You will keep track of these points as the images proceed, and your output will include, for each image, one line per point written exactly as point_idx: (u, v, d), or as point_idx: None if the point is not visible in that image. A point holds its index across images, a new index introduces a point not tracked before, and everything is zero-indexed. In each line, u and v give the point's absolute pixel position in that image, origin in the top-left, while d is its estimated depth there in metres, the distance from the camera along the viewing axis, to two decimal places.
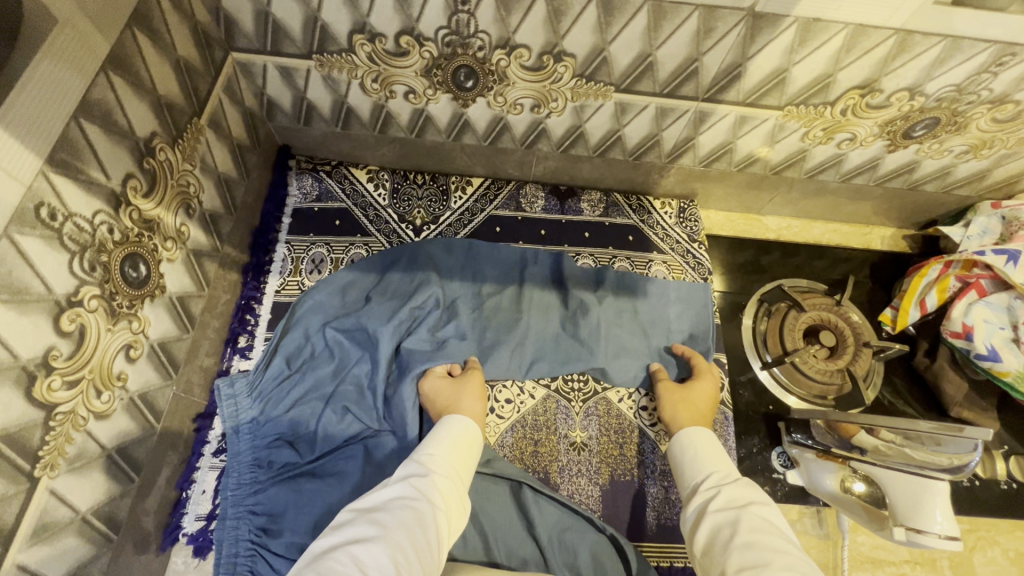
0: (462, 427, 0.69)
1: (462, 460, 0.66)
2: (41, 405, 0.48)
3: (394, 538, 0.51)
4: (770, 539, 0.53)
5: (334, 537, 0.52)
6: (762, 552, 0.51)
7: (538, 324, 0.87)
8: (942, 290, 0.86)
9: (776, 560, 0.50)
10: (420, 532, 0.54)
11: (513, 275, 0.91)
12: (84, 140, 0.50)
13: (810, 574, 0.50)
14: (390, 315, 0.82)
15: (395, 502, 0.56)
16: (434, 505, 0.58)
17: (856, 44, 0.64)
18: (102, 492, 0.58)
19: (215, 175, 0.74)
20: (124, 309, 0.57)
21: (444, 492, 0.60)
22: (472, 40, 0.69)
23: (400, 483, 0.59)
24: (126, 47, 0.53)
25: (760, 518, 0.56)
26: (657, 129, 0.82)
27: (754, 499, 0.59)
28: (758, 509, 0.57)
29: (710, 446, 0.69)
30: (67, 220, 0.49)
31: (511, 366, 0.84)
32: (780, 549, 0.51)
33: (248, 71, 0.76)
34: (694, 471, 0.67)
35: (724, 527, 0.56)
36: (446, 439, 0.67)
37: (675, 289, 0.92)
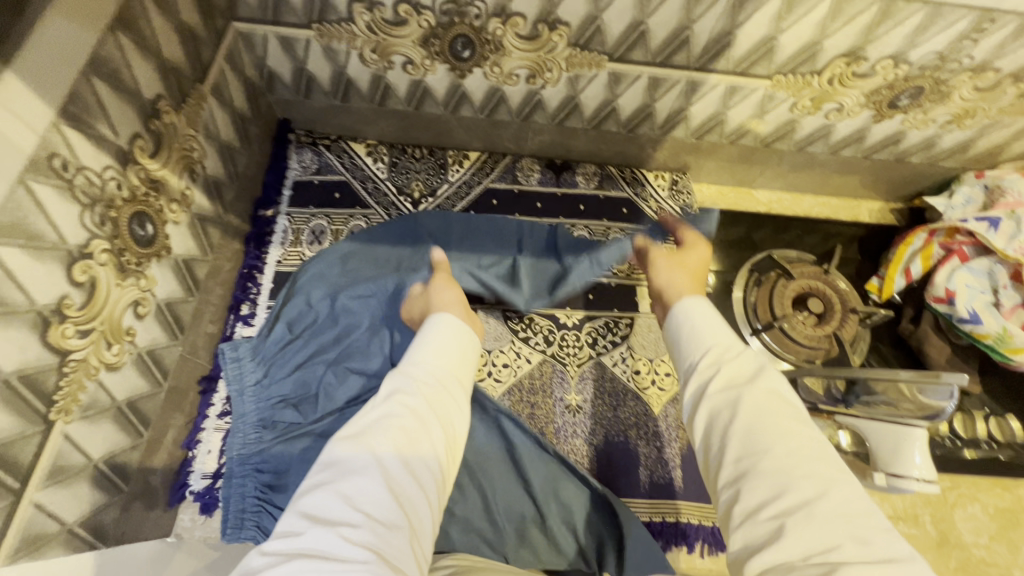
0: (444, 330, 0.62)
1: (454, 363, 0.60)
2: (56, 350, 0.50)
3: (387, 470, 0.48)
4: (774, 416, 0.46)
5: (321, 470, 0.48)
6: (761, 435, 0.45)
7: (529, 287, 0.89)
8: (927, 258, 0.89)
9: (778, 444, 0.44)
10: (416, 455, 0.50)
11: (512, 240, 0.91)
12: (94, 96, 0.51)
13: (817, 454, 0.44)
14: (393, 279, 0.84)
15: (382, 423, 0.51)
16: (430, 420, 0.53)
17: (841, 11, 0.67)
18: (113, 442, 0.60)
19: (218, 143, 0.76)
20: (132, 266, 0.59)
21: (439, 406, 0.55)
22: (468, 8, 0.70)
23: (386, 400, 0.54)
24: (133, 7, 0.55)
25: (766, 394, 0.48)
26: (650, 101, 0.84)
27: (757, 371, 0.50)
28: (764, 383, 0.49)
29: (708, 314, 0.57)
30: (78, 172, 0.50)
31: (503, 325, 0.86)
32: (785, 431, 0.45)
33: (249, 42, 0.78)
34: (689, 346, 0.55)
35: (723, 409, 0.48)
36: (434, 345, 0.60)
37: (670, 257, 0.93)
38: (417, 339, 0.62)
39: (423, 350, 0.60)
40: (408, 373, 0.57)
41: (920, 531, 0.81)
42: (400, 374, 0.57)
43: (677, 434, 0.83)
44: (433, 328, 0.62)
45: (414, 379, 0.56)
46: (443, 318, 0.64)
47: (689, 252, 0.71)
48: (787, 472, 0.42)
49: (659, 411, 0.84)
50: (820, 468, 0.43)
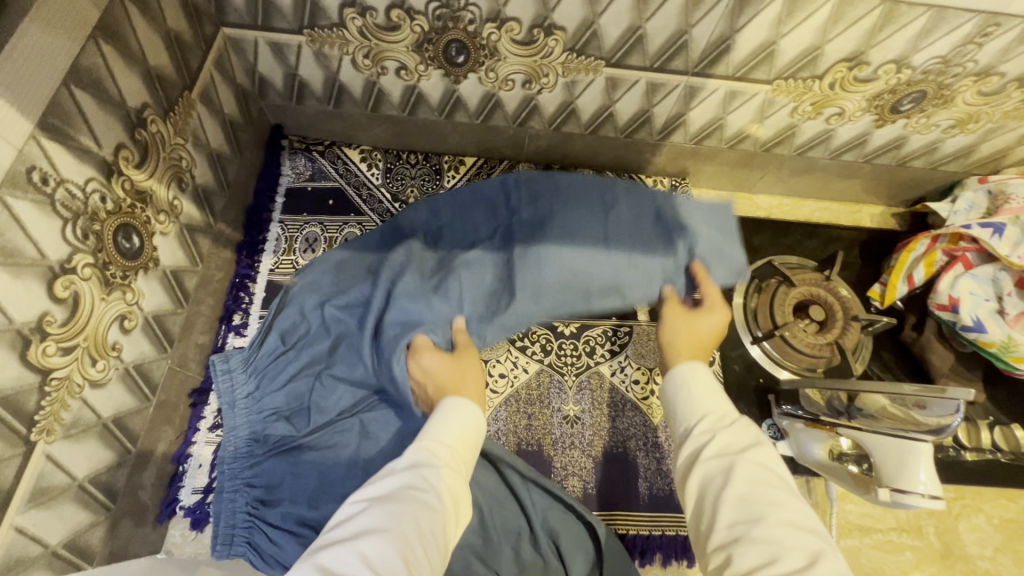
0: (460, 411, 0.65)
1: (465, 444, 0.63)
2: (37, 369, 0.48)
3: (400, 530, 0.49)
4: (767, 488, 0.52)
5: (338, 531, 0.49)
6: (756, 506, 0.50)
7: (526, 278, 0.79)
8: (930, 264, 0.87)
9: (770, 514, 0.49)
10: (429, 525, 0.51)
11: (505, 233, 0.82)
12: (75, 107, 0.50)
13: (805, 524, 0.49)
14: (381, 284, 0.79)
15: (399, 493, 0.53)
16: (443, 498, 0.55)
17: (843, 15, 0.65)
18: (99, 460, 0.58)
19: (207, 151, 0.74)
20: (118, 280, 0.57)
21: (451, 485, 0.57)
22: (462, 13, 0.69)
23: (403, 471, 0.56)
24: (116, 15, 0.54)
25: (756, 465, 0.54)
26: (648, 106, 0.83)
27: (751, 442, 0.56)
28: (755, 455, 0.55)
29: (707, 382, 0.65)
30: (59, 185, 0.49)
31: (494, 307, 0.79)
32: (775, 501, 0.50)
33: (239, 47, 0.76)
34: (684, 412, 0.63)
35: (716, 478, 0.54)
36: (450, 421, 0.64)
37: None
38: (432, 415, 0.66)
39: (437, 425, 0.63)
40: (422, 449, 0.60)
41: (923, 542, 0.80)
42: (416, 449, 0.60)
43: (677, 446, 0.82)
44: (447, 406, 0.66)
45: (430, 453, 0.59)
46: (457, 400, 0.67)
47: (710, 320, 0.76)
48: (779, 540, 0.47)
49: (658, 422, 0.83)
50: (806, 536, 0.48)
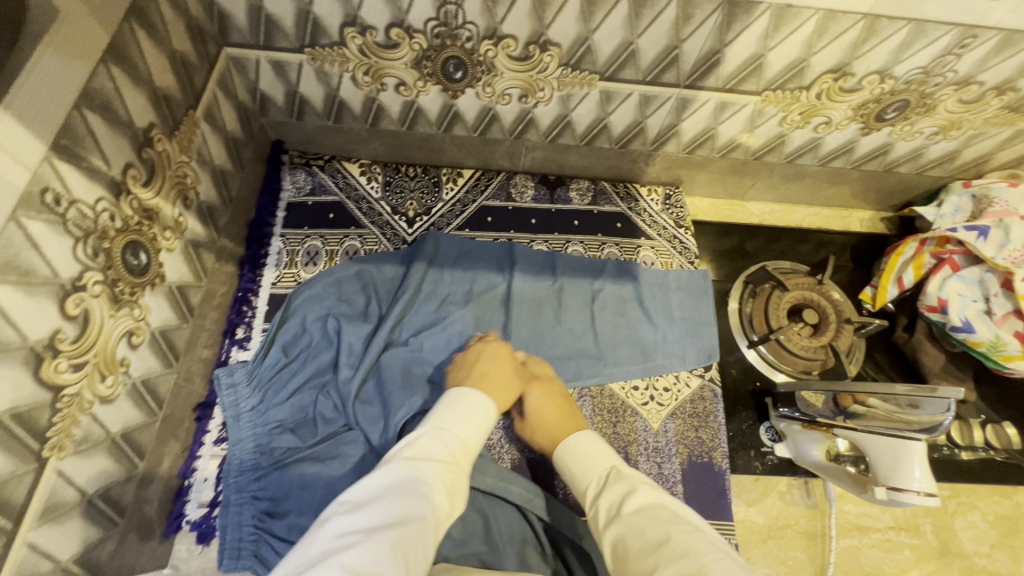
0: (478, 404, 0.69)
1: (470, 439, 0.66)
2: (49, 386, 0.49)
3: (407, 528, 0.52)
4: (648, 527, 0.54)
5: (352, 519, 0.51)
6: (645, 555, 0.52)
7: (520, 337, 0.88)
8: (918, 267, 0.89)
9: (660, 554, 0.51)
10: (430, 522, 0.54)
11: (503, 294, 0.91)
12: (86, 129, 0.51)
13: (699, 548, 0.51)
14: (386, 328, 0.84)
15: (408, 485, 0.56)
16: (444, 494, 0.58)
17: (827, 29, 0.68)
18: (108, 475, 0.59)
19: (211, 168, 0.75)
20: (126, 296, 0.58)
21: (452, 481, 0.60)
22: (460, 31, 0.71)
23: (411, 462, 0.59)
24: (124, 38, 0.55)
25: (639, 511, 0.57)
26: (641, 117, 0.85)
27: (629, 488, 0.60)
28: (632, 502, 0.58)
29: (585, 443, 0.69)
30: (71, 206, 0.50)
31: None
32: (660, 537, 0.53)
33: (241, 66, 0.78)
34: (579, 486, 0.66)
35: (619, 540, 0.55)
36: (458, 420, 0.67)
37: (675, 279, 0.95)
38: (449, 401, 0.70)
39: (447, 421, 0.66)
40: (430, 441, 0.63)
41: (921, 540, 0.82)
42: (425, 440, 0.63)
43: (678, 449, 0.82)
44: (461, 402, 0.69)
45: (438, 448, 0.63)
46: (474, 390, 0.71)
47: (536, 409, 0.76)
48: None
49: (659, 426, 0.83)
50: (691, 560, 0.49)
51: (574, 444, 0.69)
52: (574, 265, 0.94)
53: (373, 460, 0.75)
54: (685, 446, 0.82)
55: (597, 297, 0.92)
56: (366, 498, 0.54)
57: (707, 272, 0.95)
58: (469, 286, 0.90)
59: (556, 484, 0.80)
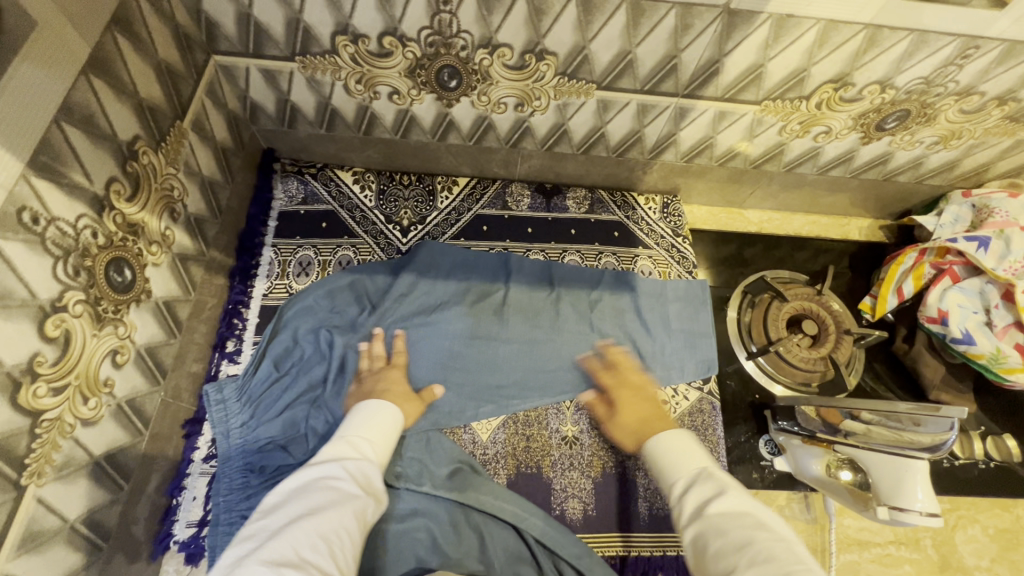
0: (382, 410, 0.71)
1: (383, 435, 0.68)
2: (27, 412, 0.47)
3: (319, 520, 0.53)
4: (734, 527, 0.51)
5: (265, 525, 0.53)
6: (727, 556, 0.49)
7: (515, 349, 0.87)
8: (918, 277, 0.89)
9: (739, 560, 0.48)
10: (345, 511, 0.56)
11: (498, 304, 0.89)
12: (66, 144, 0.49)
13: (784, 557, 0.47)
14: (374, 339, 0.82)
15: (315, 484, 0.58)
16: (360, 485, 0.60)
17: (828, 40, 0.67)
18: (92, 499, 0.57)
19: (199, 179, 0.73)
20: (110, 315, 0.57)
21: (369, 473, 0.62)
22: (455, 40, 0.69)
23: (318, 463, 0.61)
24: (106, 49, 0.53)
25: (723, 514, 0.53)
26: (639, 126, 0.84)
27: (719, 489, 0.56)
28: (720, 502, 0.54)
29: (679, 436, 0.65)
30: (50, 224, 0.48)
31: (482, 392, 0.83)
32: (745, 543, 0.49)
33: (230, 75, 0.76)
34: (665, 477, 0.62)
35: (700, 537, 0.53)
36: (367, 421, 0.68)
37: (673, 289, 0.93)
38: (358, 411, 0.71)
39: (353, 425, 0.68)
40: (338, 447, 0.64)
41: (922, 554, 0.81)
42: (333, 445, 0.65)
43: None
44: (365, 407, 0.71)
45: (347, 448, 0.64)
46: (382, 399, 0.73)
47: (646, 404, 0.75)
48: None
49: None
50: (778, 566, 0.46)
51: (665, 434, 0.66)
52: (571, 275, 0.93)
53: None
54: None
55: (595, 307, 0.91)
56: (278, 503, 0.56)
57: (705, 282, 0.94)
58: (461, 296, 0.89)
59: (553, 500, 0.78)
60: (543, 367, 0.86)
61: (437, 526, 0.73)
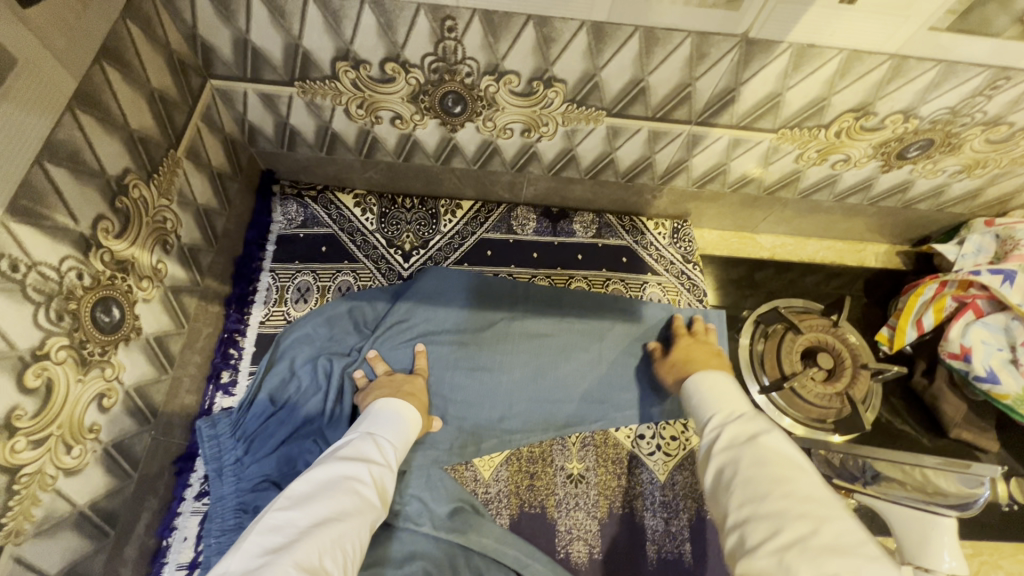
0: (407, 414, 0.70)
1: (405, 443, 0.68)
2: (4, 469, 0.45)
3: (342, 529, 0.53)
4: (773, 464, 0.49)
5: (293, 518, 0.52)
6: (759, 487, 0.48)
7: (520, 379, 0.84)
8: (939, 310, 0.85)
9: (774, 489, 0.47)
10: (363, 522, 0.56)
11: (503, 331, 0.86)
12: (49, 186, 0.47)
13: (817, 500, 0.46)
14: (370, 367, 0.80)
15: (340, 485, 0.57)
16: (378, 495, 0.60)
17: (851, 69, 0.64)
18: (74, 551, 0.54)
19: (195, 207, 0.71)
20: (95, 357, 0.54)
21: (386, 483, 0.62)
22: (460, 67, 0.67)
23: (343, 462, 0.60)
24: (94, 82, 0.51)
25: (763, 450, 0.51)
26: (650, 152, 0.81)
27: (765, 428, 0.54)
28: (764, 440, 0.53)
29: (723, 385, 0.64)
30: (30, 269, 0.46)
31: (484, 423, 0.80)
32: (782, 477, 0.48)
33: (228, 99, 0.74)
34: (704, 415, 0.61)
35: (724, 469, 0.53)
36: (393, 425, 0.68)
37: (688, 316, 0.89)
38: (382, 409, 0.70)
39: (378, 425, 0.67)
40: (363, 447, 0.63)
41: None
42: (357, 443, 0.64)
43: (685, 504, 0.79)
44: (390, 406, 0.70)
45: (372, 450, 0.64)
46: (403, 398, 0.72)
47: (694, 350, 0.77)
48: (781, 513, 0.45)
49: (666, 479, 0.80)
50: (814, 508, 0.45)
51: (702, 374, 0.67)
52: (580, 301, 0.89)
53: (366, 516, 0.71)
54: (693, 500, 0.79)
55: (605, 335, 0.87)
56: (304, 497, 0.54)
57: (721, 313, 0.89)
58: (463, 323, 0.86)
59: (557, 543, 0.75)
60: (548, 400, 0.83)
61: (434, 566, 0.70)
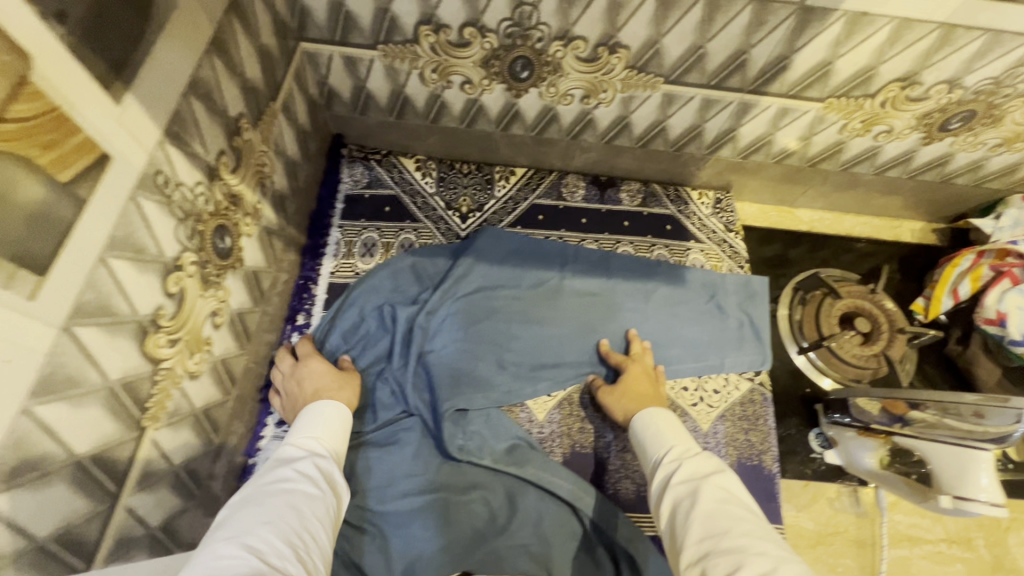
0: (328, 409, 0.66)
1: (332, 438, 0.63)
2: (149, 358, 0.51)
3: (278, 523, 0.46)
4: (735, 502, 0.50)
5: (211, 544, 0.44)
6: (722, 519, 0.48)
7: (569, 334, 0.89)
8: (975, 279, 0.89)
9: (735, 527, 0.47)
10: (307, 513, 0.49)
11: (555, 289, 0.92)
12: (191, 116, 0.54)
13: (772, 540, 0.47)
14: (432, 315, 0.86)
15: (264, 493, 0.50)
16: (318, 485, 0.54)
17: (900, 37, 0.68)
18: (190, 448, 0.61)
19: (284, 158, 0.78)
20: (213, 278, 0.61)
21: (326, 472, 0.56)
22: (532, 32, 0.73)
23: (263, 474, 0.53)
24: (225, 31, 0.58)
25: (720, 487, 0.52)
26: (701, 121, 0.86)
27: (716, 465, 0.56)
28: (721, 478, 0.54)
29: (670, 420, 0.67)
30: (177, 189, 0.53)
31: (536, 370, 0.86)
32: (739, 516, 0.48)
33: (314, 61, 0.81)
34: (656, 444, 0.64)
35: (683, 499, 0.53)
36: (315, 422, 0.63)
37: (732, 281, 0.95)
38: (301, 418, 0.65)
39: (299, 431, 0.62)
40: (285, 453, 0.57)
41: (974, 554, 0.80)
42: (277, 454, 0.57)
43: (727, 450, 0.83)
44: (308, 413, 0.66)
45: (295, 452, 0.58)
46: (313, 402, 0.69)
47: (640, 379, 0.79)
48: (742, 549, 0.45)
49: (708, 428, 0.84)
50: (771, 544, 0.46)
51: (653, 410, 0.69)
52: (626, 265, 0.95)
53: (431, 447, 0.78)
54: (734, 448, 0.83)
55: (649, 297, 0.93)
56: (223, 519, 0.47)
57: (764, 279, 0.95)
58: (516, 281, 0.92)
59: (606, 480, 0.81)
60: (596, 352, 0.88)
61: (494, 497, 0.76)
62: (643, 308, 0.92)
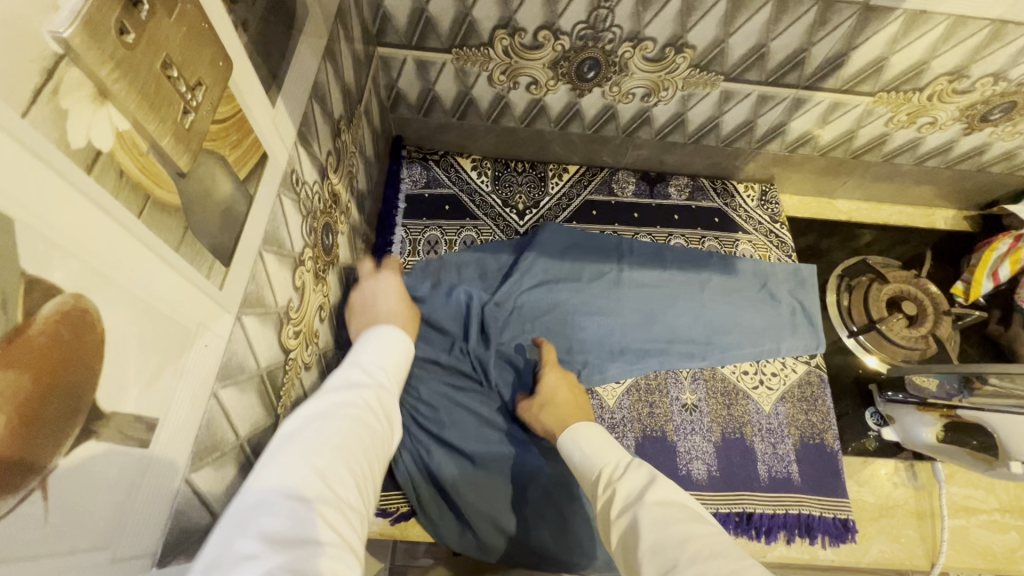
0: (392, 339, 0.63)
1: (394, 369, 0.60)
2: (283, 349, 0.54)
3: (346, 454, 0.44)
4: (676, 519, 0.44)
5: (280, 452, 0.41)
6: (668, 548, 0.42)
7: (632, 323, 0.92)
8: (1015, 261, 0.94)
9: (683, 551, 0.41)
10: (369, 445, 0.47)
11: (615, 280, 0.95)
12: (313, 118, 0.57)
13: (724, 548, 0.41)
14: (501, 306, 0.89)
15: (336, 411, 0.48)
16: (378, 416, 0.51)
17: (954, 34, 0.73)
18: None
19: (363, 159, 0.81)
20: (321, 274, 0.64)
21: (385, 404, 0.54)
22: (605, 34, 0.76)
23: (334, 390, 0.51)
24: (334, 38, 0.61)
25: (660, 505, 0.46)
26: (754, 116, 0.90)
27: (648, 478, 0.50)
28: (655, 494, 0.47)
29: (599, 434, 0.61)
30: (303, 189, 0.56)
31: (604, 356, 0.89)
32: (684, 536, 0.42)
33: (387, 65, 0.84)
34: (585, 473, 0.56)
35: (627, 532, 0.46)
36: (378, 350, 0.60)
37: (781, 269, 0.99)
38: (366, 338, 0.62)
39: (365, 352, 0.59)
40: (352, 373, 0.55)
41: None
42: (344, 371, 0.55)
43: (789, 431, 0.87)
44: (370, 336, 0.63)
45: (360, 375, 0.55)
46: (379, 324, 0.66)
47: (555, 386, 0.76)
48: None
49: (770, 409, 0.88)
50: (726, 558, 0.40)
51: (572, 428, 0.63)
52: (681, 257, 0.99)
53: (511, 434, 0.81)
54: (796, 428, 0.87)
55: (704, 286, 0.96)
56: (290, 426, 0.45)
57: (812, 267, 0.99)
58: (577, 274, 0.95)
59: (679, 462, 0.83)
60: (660, 340, 0.91)
61: None
62: (701, 297, 0.95)
